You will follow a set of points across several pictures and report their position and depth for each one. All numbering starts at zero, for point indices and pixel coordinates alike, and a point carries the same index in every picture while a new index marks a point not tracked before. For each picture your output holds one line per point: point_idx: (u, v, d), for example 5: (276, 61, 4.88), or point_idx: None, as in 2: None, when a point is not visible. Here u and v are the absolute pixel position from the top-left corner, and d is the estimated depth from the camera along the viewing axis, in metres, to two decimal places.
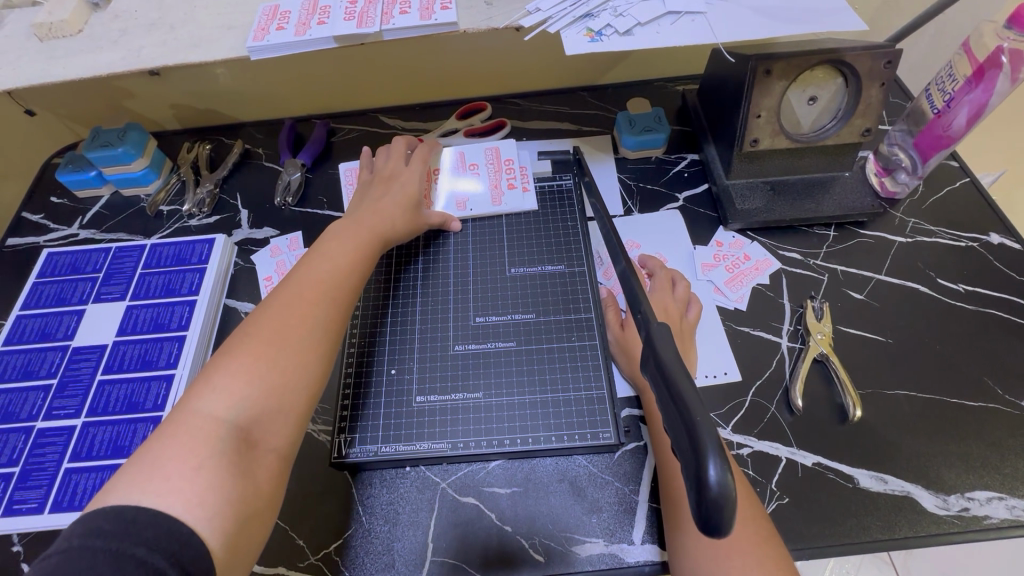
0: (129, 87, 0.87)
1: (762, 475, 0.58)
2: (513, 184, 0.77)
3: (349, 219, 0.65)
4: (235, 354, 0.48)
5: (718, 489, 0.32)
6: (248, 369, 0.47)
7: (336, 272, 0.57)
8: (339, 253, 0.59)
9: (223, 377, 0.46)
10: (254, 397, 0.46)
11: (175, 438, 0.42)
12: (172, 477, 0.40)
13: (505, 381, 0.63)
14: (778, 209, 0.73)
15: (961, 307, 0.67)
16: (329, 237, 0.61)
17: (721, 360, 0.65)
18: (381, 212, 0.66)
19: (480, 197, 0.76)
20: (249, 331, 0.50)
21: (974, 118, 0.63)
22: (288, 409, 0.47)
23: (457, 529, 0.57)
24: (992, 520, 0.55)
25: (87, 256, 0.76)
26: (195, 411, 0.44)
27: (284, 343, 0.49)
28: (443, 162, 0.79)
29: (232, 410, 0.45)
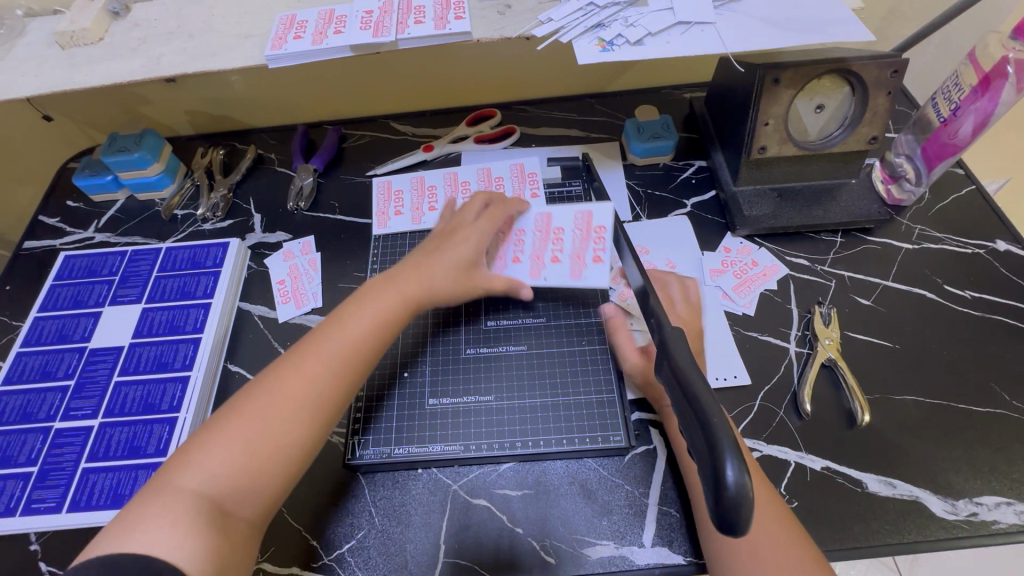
0: (145, 94, 0.88)
1: (771, 479, 0.59)
2: (598, 256, 0.68)
3: (389, 274, 0.62)
4: (220, 426, 0.49)
5: (735, 489, 0.33)
6: (226, 445, 0.47)
7: (341, 345, 0.54)
8: (355, 326, 0.56)
9: (203, 447, 0.47)
10: (226, 474, 0.47)
11: (152, 498, 0.45)
12: (150, 531, 0.42)
13: (516, 385, 0.64)
14: (785, 216, 0.74)
15: (968, 313, 0.68)
16: (357, 298, 0.59)
17: (730, 364, 0.66)
18: (420, 274, 0.61)
19: (559, 267, 0.68)
20: (236, 407, 0.50)
21: (981, 127, 0.64)
22: (258, 487, 0.48)
23: (468, 530, 0.57)
24: (1001, 525, 0.55)
25: (103, 260, 0.77)
26: (178, 474, 0.46)
27: (263, 420, 0.49)
28: (527, 222, 0.71)
29: (209, 482, 0.46)
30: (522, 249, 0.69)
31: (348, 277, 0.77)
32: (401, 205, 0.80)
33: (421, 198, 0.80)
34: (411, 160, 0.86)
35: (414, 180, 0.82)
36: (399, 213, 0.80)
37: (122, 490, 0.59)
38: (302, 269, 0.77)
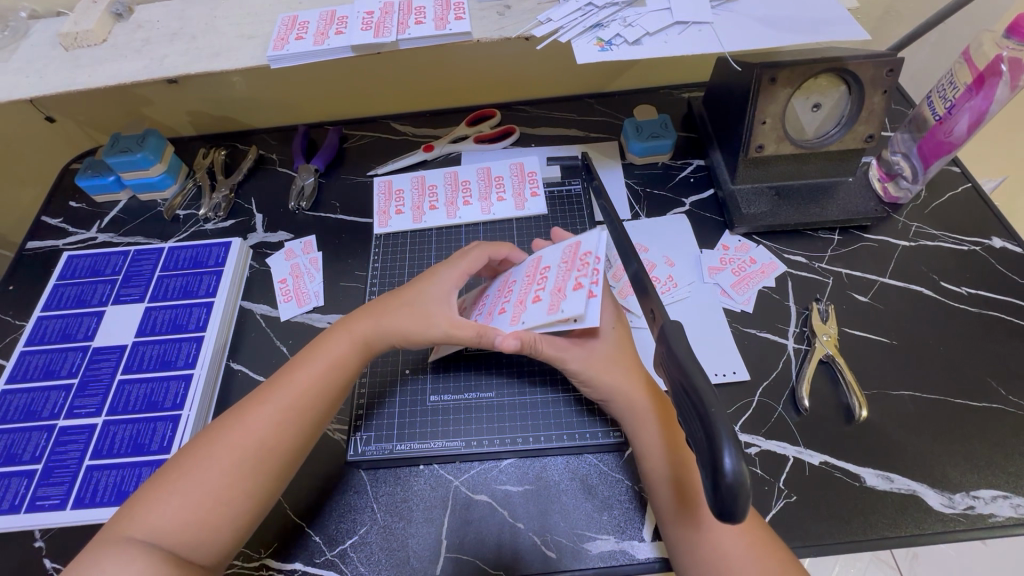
0: (147, 95, 0.89)
1: (770, 474, 0.59)
2: (587, 288, 0.52)
3: (345, 320, 0.62)
4: (171, 475, 0.50)
5: (734, 477, 0.33)
6: (176, 493, 0.48)
7: (290, 393, 0.55)
8: (307, 374, 0.56)
9: (153, 497, 0.48)
10: (176, 523, 0.47)
11: (106, 543, 0.46)
12: (108, 570, 0.44)
13: (516, 383, 0.65)
14: (783, 214, 0.75)
15: (964, 309, 0.69)
16: (312, 346, 0.59)
17: (729, 360, 0.66)
18: (375, 314, 0.61)
19: (539, 309, 0.54)
20: (187, 458, 0.51)
21: (975, 125, 0.65)
22: (207, 536, 0.48)
23: (470, 525, 0.58)
24: (997, 518, 0.56)
25: (106, 259, 0.78)
26: (131, 522, 0.47)
27: (210, 472, 0.49)
28: (520, 271, 0.61)
29: (160, 529, 0.47)
30: (543, 287, 0.56)
31: (349, 276, 0.77)
32: (402, 204, 0.81)
33: (422, 198, 0.81)
34: (411, 160, 0.87)
35: (415, 180, 0.83)
36: (400, 212, 0.80)
37: (126, 487, 0.60)
38: (304, 268, 0.78)
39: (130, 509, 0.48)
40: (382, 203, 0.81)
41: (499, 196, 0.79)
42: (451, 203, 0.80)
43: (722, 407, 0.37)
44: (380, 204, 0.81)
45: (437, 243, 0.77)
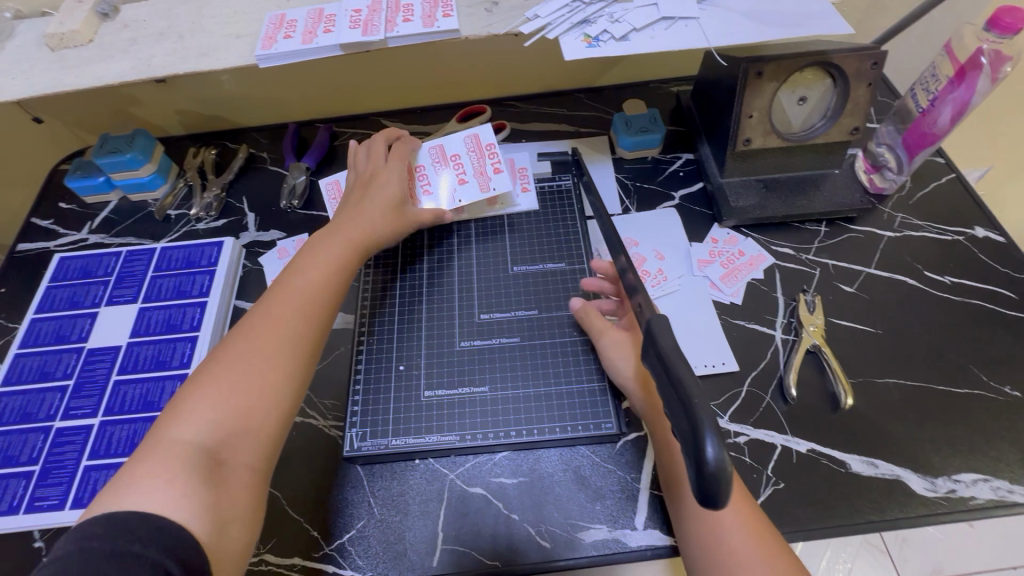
0: (135, 94, 0.88)
1: (758, 462, 0.60)
2: (497, 168, 0.74)
3: (333, 226, 0.64)
4: (201, 380, 0.49)
5: (716, 467, 0.34)
6: (212, 394, 0.48)
7: (301, 292, 0.56)
8: (314, 274, 0.58)
9: (190, 400, 0.48)
10: (218, 414, 0.47)
11: (149, 453, 0.45)
12: (152, 486, 0.42)
13: (510, 376, 0.66)
14: (771, 206, 0.76)
15: (947, 298, 0.70)
16: (307, 250, 0.61)
17: (718, 352, 0.67)
18: (360, 218, 0.65)
19: (469, 188, 0.73)
20: (214, 363, 0.50)
21: (958, 116, 0.66)
22: (253, 428, 0.48)
23: (466, 517, 0.59)
24: (978, 501, 0.57)
25: (98, 260, 0.78)
26: (167, 437, 0.45)
27: (242, 375, 0.49)
28: (423, 157, 0.74)
29: (199, 433, 0.46)
30: (499, 223, 0.74)
31: None
32: None
33: None
34: None
35: None
36: None
37: None
38: None
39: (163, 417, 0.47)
40: (378, 223, 0.77)
41: None
42: None
43: (705, 401, 0.38)
44: (374, 226, 0.76)
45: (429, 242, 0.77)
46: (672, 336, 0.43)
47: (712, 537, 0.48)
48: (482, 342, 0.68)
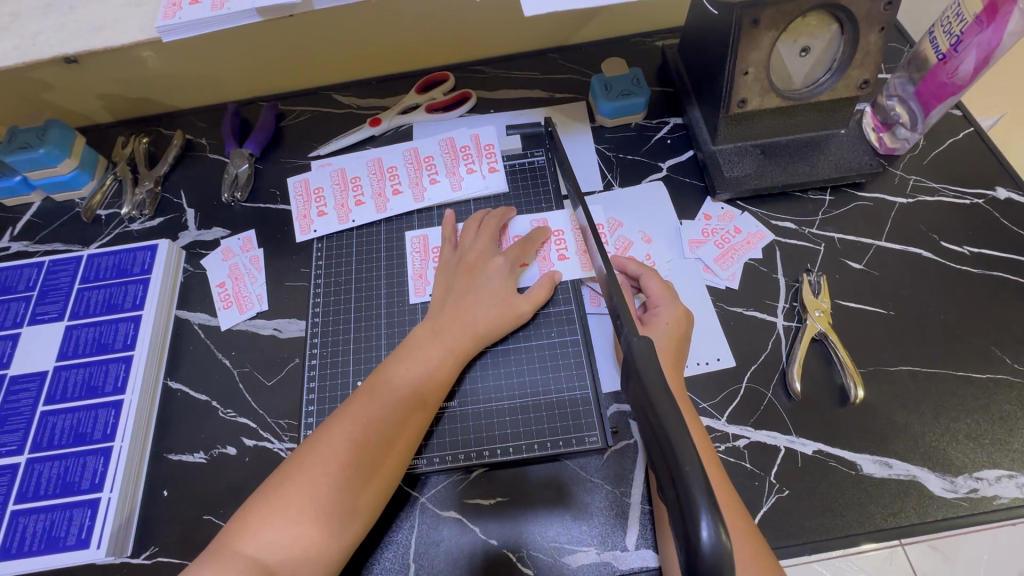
0: (45, 78, 0.77)
1: (760, 468, 0.55)
2: (563, 254, 0.65)
3: (433, 322, 0.58)
4: (275, 493, 0.46)
5: (710, 552, 0.29)
6: (285, 511, 0.45)
7: (395, 405, 0.51)
8: (402, 385, 0.53)
9: (266, 514, 0.45)
10: (289, 540, 0.44)
11: (211, 563, 0.43)
12: None
13: (487, 387, 0.59)
14: (769, 175, 0.67)
15: (967, 271, 0.63)
16: (403, 354, 0.55)
17: (714, 345, 0.61)
18: (462, 318, 0.58)
19: (567, 264, 0.64)
20: (292, 471, 0.47)
21: (984, 62, 0.57)
22: (317, 562, 0.45)
23: (439, 545, 0.53)
24: (1002, 500, 0.52)
25: (18, 273, 0.69)
26: (237, 549, 0.43)
27: (318, 486, 0.46)
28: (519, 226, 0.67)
29: (269, 549, 0.44)
30: (566, 247, 0.65)
31: (294, 274, 0.69)
32: (323, 204, 0.71)
33: (345, 193, 0.71)
34: (357, 137, 0.77)
35: (334, 174, 0.73)
36: (323, 214, 0.71)
37: (57, 532, 0.54)
38: (243, 269, 0.70)
39: (236, 521, 0.45)
40: (417, 264, 0.66)
41: (431, 178, 0.71)
42: (379, 194, 0.70)
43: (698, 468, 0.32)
44: (415, 266, 0.66)
45: (387, 238, 0.69)
46: (662, 380, 0.38)
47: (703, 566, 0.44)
48: (517, 342, 0.61)
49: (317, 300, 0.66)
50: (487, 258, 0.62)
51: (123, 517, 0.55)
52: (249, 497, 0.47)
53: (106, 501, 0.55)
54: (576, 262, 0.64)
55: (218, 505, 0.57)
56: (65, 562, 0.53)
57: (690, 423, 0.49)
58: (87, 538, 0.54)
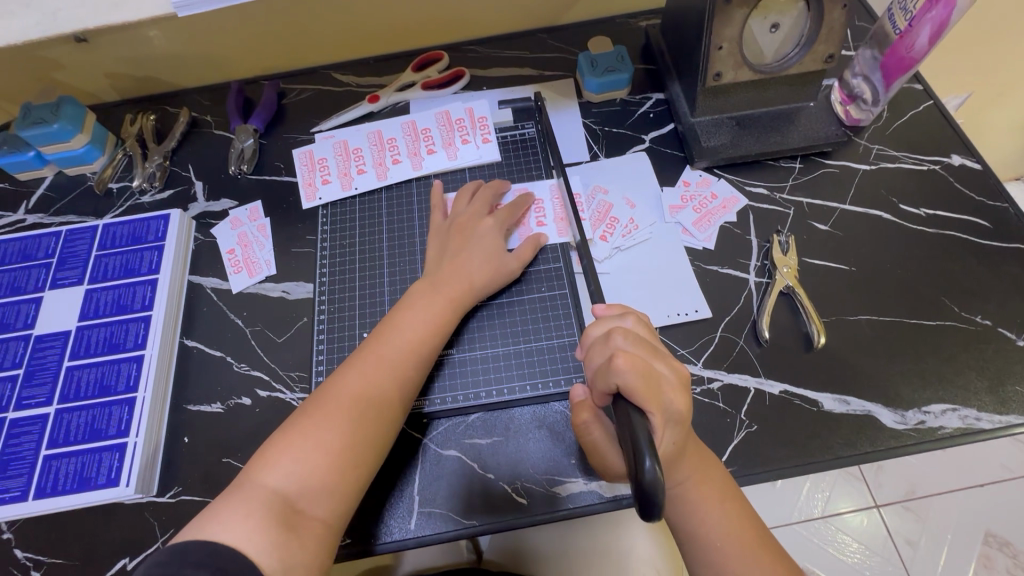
0: (55, 57, 0.81)
1: (732, 407, 0.60)
2: (580, 214, 0.71)
3: (428, 283, 0.62)
4: (297, 429, 0.51)
5: (651, 482, 0.36)
6: (306, 445, 0.50)
7: (399, 350, 0.56)
8: (410, 331, 0.58)
9: (288, 448, 0.49)
10: (305, 471, 0.48)
11: (237, 495, 0.47)
12: (226, 521, 0.44)
13: (485, 336, 0.64)
14: (744, 144, 0.73)
15: (922, 231, 0.69)
16: (404, 307, 0.60)
17: (692, 299, 0.66)
18: (459, 273, 0.62)
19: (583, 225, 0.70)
20: (311, 411, 0.52)
21: (936, 35, 0.61)
22: (334, 492, 0.49)
23: (441, 480, 0.59)
24: (946, 430, 0.58)
25: (37, 242, 0.73)
26: (258, 480, 0.47)
27: (333, 422, 0.51)
28: (542, 190, 0.72)
29: (286, 480, 0.48)
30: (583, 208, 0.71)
31: (300, 241, 0.73)
32: (327, 173, 0.75)
33: (347, 163, 0.75)
34: (356, 113, 0.82)
35: (336, 146, 0.77)
36: (327, 182, 0.75)
37: (87, 474, 0.58)
38: (251, 236, 0.74)
39: (258, 457, 0.50)
40: (420, 227, 0.71)
41: (428, 149, 0.75)
42: (379, 164, 0.75)
43: (649, 430, 0.40)
44: (418, 229, 0.71)
45: (387, 206, 0.73)
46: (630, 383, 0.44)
47: (679, 507, 0.49)
48: (508, 297, 0.66)
49: (323, 263, 0.70)
50: (475, 221, 0.66)
51: (148, 460, 0.60)
52: (271, 436, 0.51)
53: (132, 446, 0.59)
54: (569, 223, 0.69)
55: (237, 449, 0.62)
56: (97, 499, 0.58)
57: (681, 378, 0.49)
58: (116, 478, 0.58)
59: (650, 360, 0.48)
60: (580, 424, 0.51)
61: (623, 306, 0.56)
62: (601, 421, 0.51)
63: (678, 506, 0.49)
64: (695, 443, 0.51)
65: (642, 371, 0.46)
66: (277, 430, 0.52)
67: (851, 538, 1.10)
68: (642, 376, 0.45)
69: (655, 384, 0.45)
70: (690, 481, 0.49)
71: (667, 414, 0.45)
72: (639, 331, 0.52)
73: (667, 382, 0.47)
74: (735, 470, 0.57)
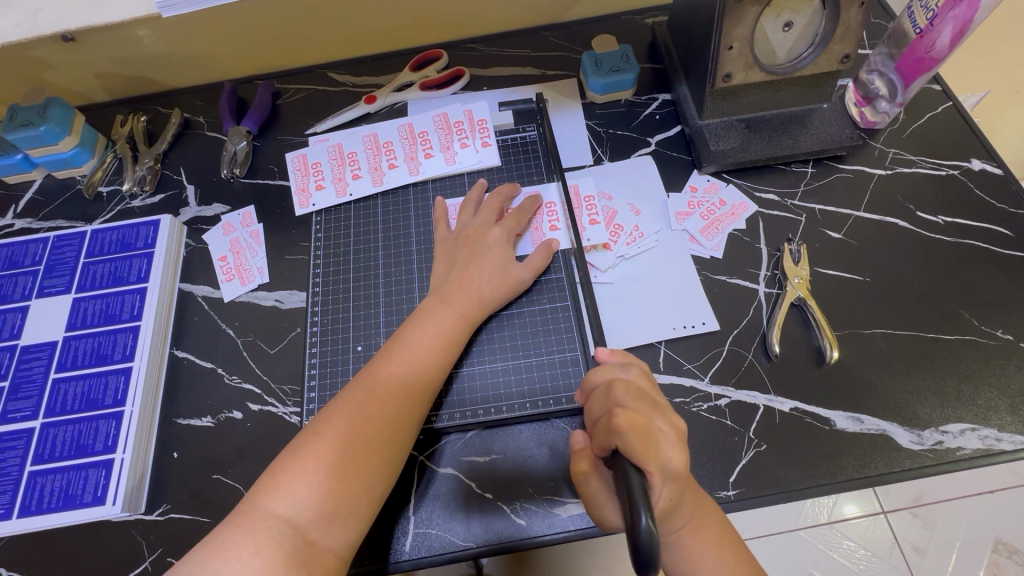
0: (43, 57, 0.78)
1: (740, 424, 0.58)
2: (593, 219, 0.68)
3: (437, 296, 0.60)
4: (306, 450, 0.48)
5: (646, 537, 0.35)
6: (315, 467, 0.47)
7: (411, 367, 0.54)
8: (419, 346, 0.56)
9: (297, 472, 0.46)
10: (315, 498, 0.46)
11: (242, 525, 0.44)
12: (231, 559, 0.42)
13: (490, 350, 0.62)
14: (754, 148, 0.70)
15: (940, 239, 0.66)
16: (415, 320, 0.58)
17: (699, 310, 0.63)
18: (469, 286, 0.60)
19: (596, 229, 0.67)
20: (318, 429, 0.49)
21: (958, 36, 0.58)
22: (346, 519, 0.46)
23: (437, 499, 0.56)
24: (965, 451, 0.55)
25: (24, 249, 0.71)
26: (264, 508, 0.45)
27: (343, 443, 0.48)
28: (554, 193, 0.69)
29: (295, 508, 0.45)
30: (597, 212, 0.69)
31: (294, 248, 0.71)
32: (321, 178, 0.73)
33: (342, 167, 0.73)
34: (352, 115, 0.79)
35: (331, 149, 0.74)
36: (321, 187, 0.72)
37: (73, 491, 0.57)
38: (244, 243, 0.72)
39: (263, 482, 0.47)
40: (418, 235, 0.69)
41: (426, 153, 0.72)
42: (375, 169, 0.72)
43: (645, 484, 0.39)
44: (415, 237, 0.69)
45: (384, 212, 0.71)
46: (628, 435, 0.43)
47: (675, 555, 0.47)
48: (519, 308, 0.64)
49: (317, 271, 0.68)
50: (485, 230, 0.64)
51: (136, 477, 0.58)
52: (275, 458, 0.49)
53: (119, 462, 0.58)
54: (567, 231, 0.67)
55: (227, 465, 0.60)
56: (82, 518, 0.56)
57: (681, 428, 0.47)
58: (102, 496, 0.56)
59: (648, 416, 0.46)
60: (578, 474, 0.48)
61: (626, 355, 0.55)
62: (600, 473, 0.48)
63: (673, 555, 0.47)
64: (693, 490, 0.48)
65: (640, 429, 0.43)
66: (281, 451, 0.49)
67: (856, 543, 1.08)
68: (641, 435, 0.43)
69: (654, 442, 0.43)
70: (684, 528, 0.47)
71: (665, 472, 0.43)
72: (641, 382, 0.51)
73: (667, 436, 0.45)
74: (743, 492, 0.55)
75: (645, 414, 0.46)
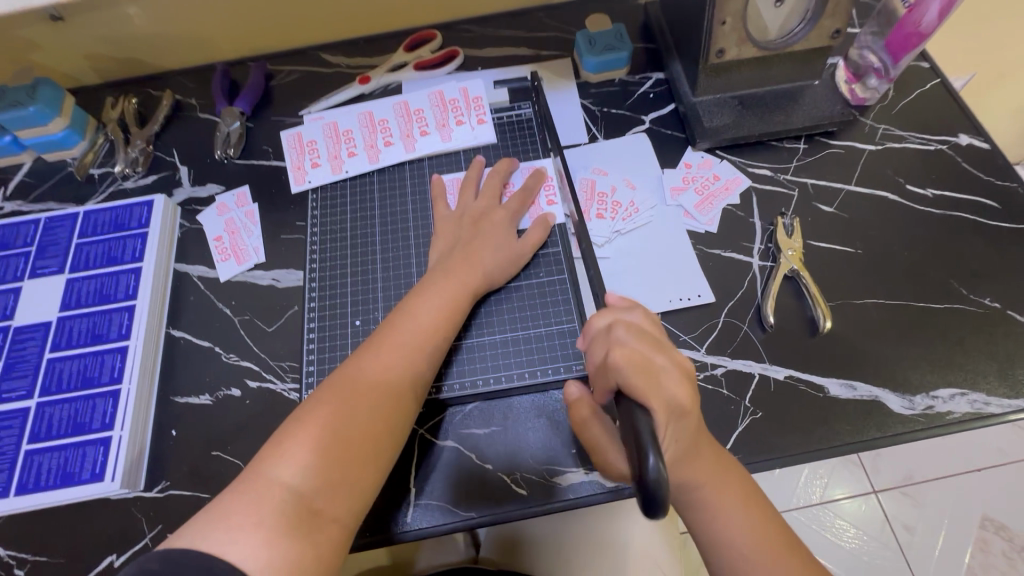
0: (31, 37, 0.77)
1: (736, 393, 0.59)
2: (601, 213, 0.68)
3: (438, 270, 0.60)
4: (309, 420, 0.48)
5: (654, 479, 0.36)
6: (318, 437, 0.47)
7: (413, 339, 0.54)
8: (419, 320, 0.56)
9: (300, 442, 0.46)
10: (320, 466, 0.46)
11: (246, 493, 0.44)
12: (236, 525, 0.42)
13: (487, 322, 0.62)
14: (747, 124, 0.70)
15: (930, 212, 0.67)
16: (415, 294, 0.58)
17: (695, 283, 0.64)
18: (468, 259, 0.60)
19: (601, 223, 0.68)
20: (321, 401, 0.49)
21: (946, 10, 0.60)
22: (351, 490, 0.47)
23: (439, 472, 0.57)
24: (955, 415, 0.57)
25: (15, 230, 0.70)
26: (269, 477, 0.44)
27: (344, 415, 0.48)
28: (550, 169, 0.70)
29: (299, 476, 0.45)
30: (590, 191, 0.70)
31: (289, 227, 0.71)
32: (317, 156, 0.73)
33: (337, 146, 0.73)
34: (346, 95, 0.79)
35: (326, 128, 0.74)
36: (316, 166, 0.72)
37: (71, 468, 0.56)
38: (239, 223, 0.71)
39: (267, 452, 0.46)
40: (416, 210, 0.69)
41: (421, 131, 0.72)
42: (371, 147, 0.72)
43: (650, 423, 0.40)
44: (412, 213, 0.69)
45: (380, 190, 0.71)
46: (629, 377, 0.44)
47: (701, 513, 0.48)
48: (517, 282, 0.64)
49: (314, 250, 0.68)
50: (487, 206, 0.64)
51: (134, 454, 0.58)
52: (277, 430, 0.48)
53: (117, 439, 0.57)
54: (563, 207, 0.67)
55: (226, 442, 0.60)
56: (82, 494, 0.56)
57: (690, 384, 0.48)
58: (101, 472, 0.56)
59: (651, 353, 0.48)
60: (579, 421, 0.52)
61: (631, 298, 0.55)
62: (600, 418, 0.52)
63: (694, 508, 0.48)
64: (711, 445, 0.49)
65: (640, 367, 0.45)
66: (284, 425, 0.49)
67: (847, 520, 1.10)
68: (642, 372, 0.45)
69: (656, 379, 0.45)
70: (703, 483, 0.48)
71: (670, 406, 0.44)
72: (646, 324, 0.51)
73: (669, 375, 0.46)
74: (740, 458, 0.56)
75: (648, 350, 0.48)
